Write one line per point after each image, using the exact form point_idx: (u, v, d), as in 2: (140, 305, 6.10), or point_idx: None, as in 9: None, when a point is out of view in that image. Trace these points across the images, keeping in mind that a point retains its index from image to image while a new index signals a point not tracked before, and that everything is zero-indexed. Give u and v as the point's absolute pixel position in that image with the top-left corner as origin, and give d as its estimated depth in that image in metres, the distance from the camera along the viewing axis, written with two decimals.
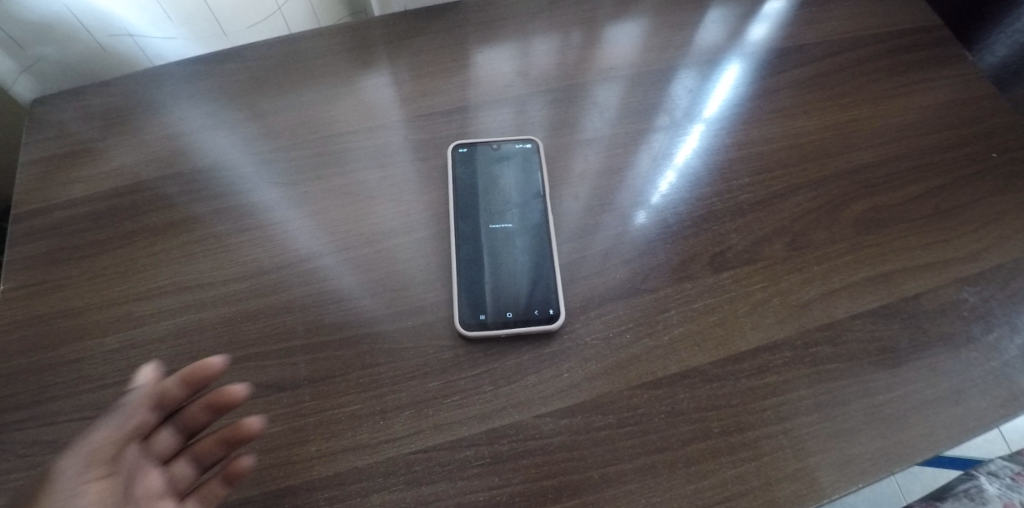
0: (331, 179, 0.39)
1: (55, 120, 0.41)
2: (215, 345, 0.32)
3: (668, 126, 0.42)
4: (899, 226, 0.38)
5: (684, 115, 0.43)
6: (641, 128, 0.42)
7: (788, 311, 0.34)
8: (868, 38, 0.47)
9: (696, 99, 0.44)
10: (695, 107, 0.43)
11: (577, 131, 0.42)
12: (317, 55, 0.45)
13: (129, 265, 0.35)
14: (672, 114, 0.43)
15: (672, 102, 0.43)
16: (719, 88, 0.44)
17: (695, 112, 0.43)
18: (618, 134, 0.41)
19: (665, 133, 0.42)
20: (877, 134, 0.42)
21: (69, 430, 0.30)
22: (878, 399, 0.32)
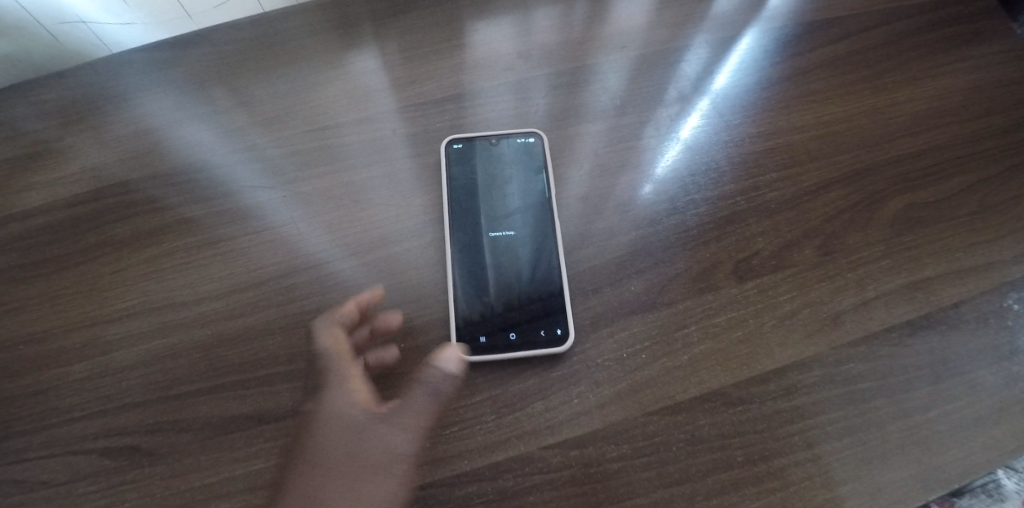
0: (314, 180, 0.35)
1: (9, 117, 0.37)
2: (193, 373, 0.29)
3: (683, 112, 0.38)
4: (939, 224, 0.34)
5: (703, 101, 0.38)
6: (657, 116, 0.38)
7: (818, 324, 0.31)
8: (907, 9, 0.42)
9: (712, 81, 0.40)
10: (711, 90, 0.39)
11: (582, 118, 0.38)
12: (296, 36, 0.41)
13: (96, 284, 0.32)
14: (690, 100, 0.39)
15: (689, 87, 0.39)
16: (741, 68, 0.40)
17: (711, 95, 0.39)
18: (627, 121, 0.38)
19: (683, 121, 0.38)
20: (918, 120, 0.38)
21: (34, 470, 0.27)
22: (914, 420, 0.30)
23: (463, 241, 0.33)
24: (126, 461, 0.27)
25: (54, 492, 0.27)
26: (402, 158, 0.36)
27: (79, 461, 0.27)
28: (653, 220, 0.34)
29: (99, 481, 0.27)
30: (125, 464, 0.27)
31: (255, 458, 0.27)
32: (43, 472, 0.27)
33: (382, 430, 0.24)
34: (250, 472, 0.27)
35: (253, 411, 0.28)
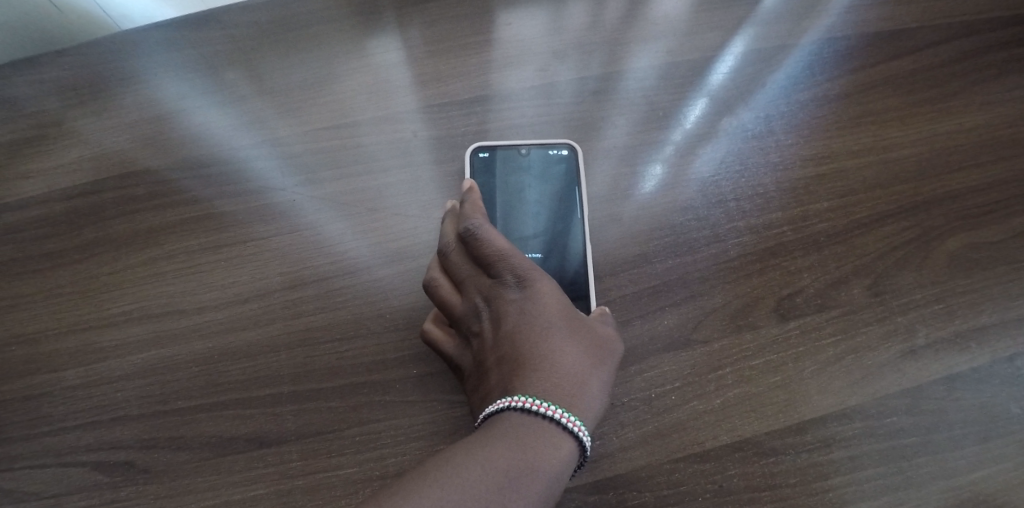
0: (330, 182, 0.33)
1: (9, 95, 0.35)
2: (192, 387, 0.28)
3: (723, 127, 0.35)
4: (1000, 267, 0.32)
5: (752, 118, 0.36)
6: (701, 132, 0.35)
7: (862, 371, 0.29)
8: (980, 23, 0.39)
9: (759, 94, 0.36)
10: (756, 104, 0.36)
11: (613, 127, 0.35)
12: (314, 20, 0.38)
13: (93, 284, 0.30)
14: (737, 117, 0.36)
15: (737, 101, 0.36)
16: (793, 83, 0.37)
17: (757, 110, 0.36)
18: (661, 132, 0.35)
19: (728, 140, 0.35)
20: (983, 149, 0.35)
21: (23, 481, 0.26)
22: (960, 481, 0.27)
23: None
24: (121, 477, 0.26)
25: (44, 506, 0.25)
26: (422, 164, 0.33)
27: (70, 474, 0.26)
28: (686, 250, 0.31)
29: (90, 497, 0.25)
30: (119, 481, 0.26)
31: (254, 484, 0.25)
32: (34, 482, 0.26)
33: (604, 331, 0.25)
34: (249, 498, 0.25)
35: (254, 432, 0.26)
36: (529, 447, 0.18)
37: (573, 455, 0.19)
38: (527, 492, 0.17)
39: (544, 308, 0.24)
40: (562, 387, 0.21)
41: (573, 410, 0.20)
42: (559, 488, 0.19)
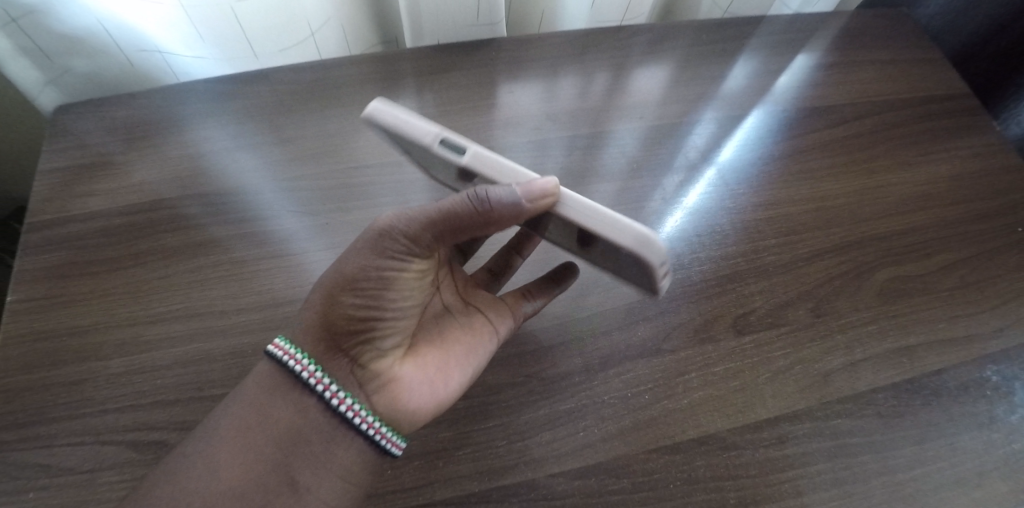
0: (349, 212, 0.39)
1: (82, 131, 0.41)
2: (225, 377, 0.31)
3: (697, 184, 0.42)
4: (923, 296, 0.38)
5: (703, 163, 0.43)
6: (665, 179, 0.42)
7: (810, 380, 0.33)
8: (896, 102, 0.48)
9: (722, 160, 0.44)
10: (721, 168, 0.43)
11: (600, 181, 0.42)
12: (348, 82, 0.46)
13: (142, 286, 0.34)
14: (695, 166, 0.43)
15: (694, 154, 0.44)
16: (742, 143, 0.45)
17: (713, 164, 0.43)
18: (640, 186, 0.42)
19: (685, 182, 0.42)
20: (903, 201, 0.42)
21: (63, 456, 0.29)
22: (899, 477, 0.31)
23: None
24: (153, 455, 0.29)
25: (79, 480, 0.28)
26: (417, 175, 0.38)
27: (107, 451, 0.29)
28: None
29: (125, 472, 0.28)
30: (152, 458, 0.29)
31: None
32: (69, 459, 0.28)
33: (381, 246, 0.28)
34: None
35: None
36: (243, 416, 0.26)
37: (300, 394, 0.27)
38: (255, 443, 0.26)
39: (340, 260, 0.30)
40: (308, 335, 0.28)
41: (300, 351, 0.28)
42: (286, 422, 0.26)
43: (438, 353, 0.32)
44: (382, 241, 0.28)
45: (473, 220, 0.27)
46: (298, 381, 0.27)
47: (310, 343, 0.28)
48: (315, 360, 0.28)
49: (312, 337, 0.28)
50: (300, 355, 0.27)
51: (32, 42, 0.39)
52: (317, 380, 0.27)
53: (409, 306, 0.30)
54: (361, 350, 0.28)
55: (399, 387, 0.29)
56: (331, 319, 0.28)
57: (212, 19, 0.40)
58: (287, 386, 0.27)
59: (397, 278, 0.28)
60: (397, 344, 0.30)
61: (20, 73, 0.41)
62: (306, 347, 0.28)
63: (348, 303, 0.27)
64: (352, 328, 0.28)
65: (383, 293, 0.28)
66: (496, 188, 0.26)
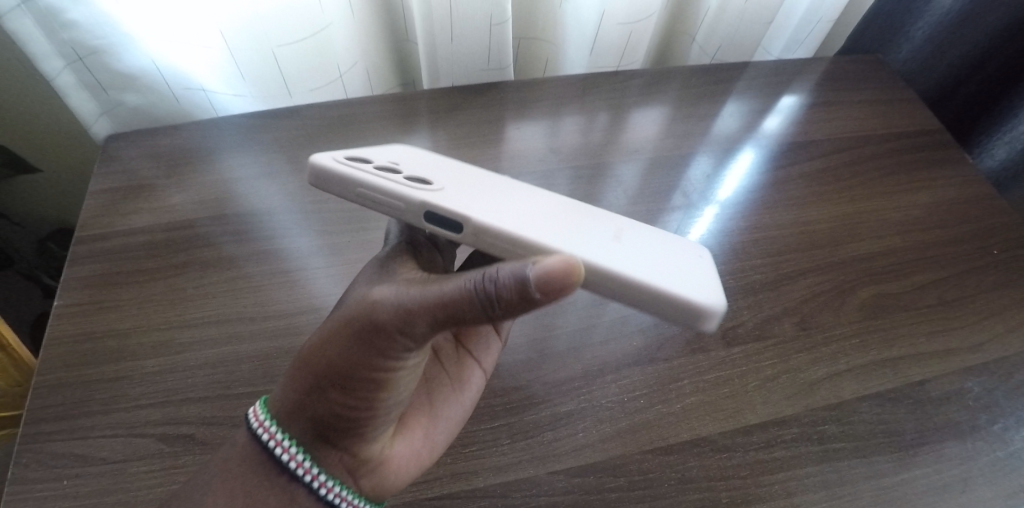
0: (362, 233, 0.42)
1: (127, 157, 0.45)
2: (250, 377, 0.34)
3: (698, 221, 0.44)
4: (903, 313, 0.40)
5: (699, 196, 0.46)
6: (661, 207, 0.45)
7: (797, 388, 0.35)
8: (873, 137, 0.52)
9: (722, 198, 0.46)
10: (720, 204, 0.46)
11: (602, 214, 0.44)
12: (368, 118, 0.50)
13: (179, 294, 0.37)
14: (689, 197, 0.46)
15: (690, 185, 0.47)
16: (733, 176, 0.48)
17: (708, 198, 0.46)
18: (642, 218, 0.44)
19: (682, 213, 0.45)
20: (882, 226, 0.45)
21: (98, 447, 0.31)
22: (885, 481, 0.32)
23: (489, 183, 0.31)
24: (180, 447, 0.31)
25: (111, 469, 0.30)
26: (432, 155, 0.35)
27: (139, 443, 0.31)
28: None
29: (154, 462, 0.30)
30: (179, 450, 0.31)
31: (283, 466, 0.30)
32: (103, 449, 0.31)
33: (374, 334, 0.22)
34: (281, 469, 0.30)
35: None
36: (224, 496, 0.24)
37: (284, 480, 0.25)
38: None
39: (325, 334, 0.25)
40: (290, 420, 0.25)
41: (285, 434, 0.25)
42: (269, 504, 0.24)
43: (429, 423, 0.31)
44: (378, 330, 0.22)
45: (480, 317, 0.21)
46: (282, 469, 0.25)
47: (297, 428, 0.25)
48: (303, 445, 0.25)
49: (299, 423, 0.25)
50: (287, 443, 0.25)
51: (92, 76, 0.43)
52: (305, 471, 0.25)
53: (407, 388, 0.27)
54: (351, 441, 0.26)
55: (390, 469, 0.27)
56: (320, 412, 0.25)
57: (257, 61, 0.46)
58: (270, 472, 0.25)
59: (399, 370, 0.24)
60: (388, 426, 0.28)
61: (80, 105, 0.44)
62: (293, 431, 0.25)
63: (342, 399, 0.24)
64: (343, 421, 0.25)
65: (381, 386, 0.24)
66: (507, 277, 0.20)
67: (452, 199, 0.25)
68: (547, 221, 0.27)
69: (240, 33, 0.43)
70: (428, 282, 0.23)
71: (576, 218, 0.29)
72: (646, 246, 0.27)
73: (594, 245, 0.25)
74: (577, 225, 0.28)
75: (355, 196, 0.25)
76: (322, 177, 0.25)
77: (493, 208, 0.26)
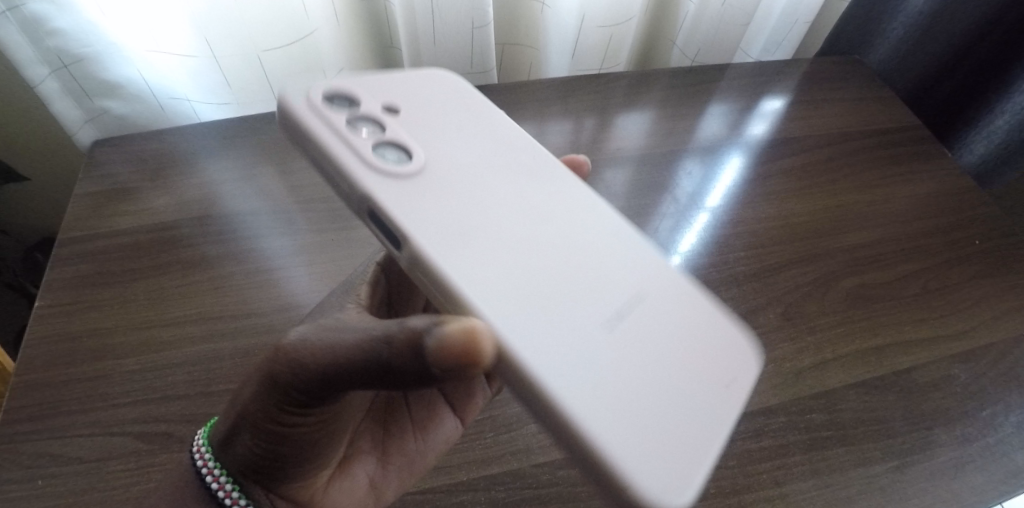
0: (344, 231, 0.42)
1: (109, 161, 0.45)
2: (230, 374, 0.33)
3: (690, 229, 0.44)
4: (888, 302, 0.40)
5: (688, 202, 0.45)
6: (649, 211, 0.44)
7: (783, 377, 0.35)
8: (854, 133, 0.53)
9: (711, 203, 0.46)
10: (710, 211, 0.45)
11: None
12: None
13: (160, 293, 0.37)
14: (678, 201, 0.45)
15: (677, 189, 0.46)
16: (721, 179, 0.48)
17: (701, 206, 0.45)
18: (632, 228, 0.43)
19: (673, 219, 0.44)
20: (864, 218, 0.46)
21: (73, 446, 0.30)
22: (875, 469, 0.32)
23: (502, 180, 0.28)
24: (157, 445, 0.30)
25: (85, 469, 0.29)
26: (478, 122, 0.31)
27: (115, 442, 0.30)
28: None
29: (129, 461, 0.30)
30: (156, 448, 0.30)
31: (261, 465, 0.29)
32: (78, 449, 0.30)
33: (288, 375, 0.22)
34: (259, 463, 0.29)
35: None
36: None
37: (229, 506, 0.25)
38: None
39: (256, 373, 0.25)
40: (223, 453, 0.25)
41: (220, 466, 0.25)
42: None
43: (371, 467, 0.33)
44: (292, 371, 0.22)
45: (374, 380, 0.19)
46: (209, 497, 0.25)
47: (232, 460, 0.25)
48: (233, 474, 0.26)
49: (230, 456, 0.25)
50: (219, 473, 0.25)
51: (78, 85, 0.43)
52: (232, 501, 0.25)
53: (338, 434, 0.29)
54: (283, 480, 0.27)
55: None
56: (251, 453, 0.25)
57: (243, 67, 0.47)
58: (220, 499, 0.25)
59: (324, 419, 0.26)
60: (323, 468, 0.30)
61: (64, 110, 0.44)
62: (225, 462, 0.25)
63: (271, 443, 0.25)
64: (269, 463, 0.26)
65: (305, 435, 0.25)
66: (404, 341, 0.18)
67: (391, 197, 0.24)
68: (537, 275, 0.24)
69: (225, 37, 0.44)
70: (343, 324, 0.22)
71: (584, 274, 0.25)
72: (643, 340, 0.23)
73: (558, 337, 0.22)
74: (571, 288, 0.24)
75: (313, 153, 0.26)
76: (290, 124, 0.26)
77: (462, 230, 0.24)
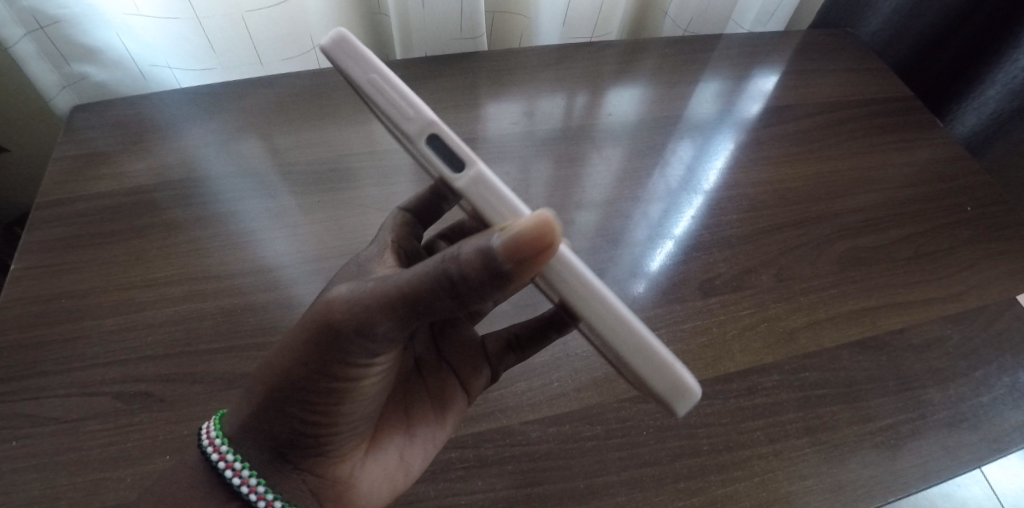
0: (327, 196, 0.40)
1: (85, 125, 0.44)
2: (212, 334, 0.33)
3: (683, 209, 0.42)
4: (880, 265, 0.40)
5: (682, 183, 0.44)
6: (640, 190, 0.43)
7: (776, 336, 0.35)
8: (847, 102, 0.52)
9: (705, 182, 0.44)
10: (704, 193, 0.43)
11: (581, 208, 0.41)
12: (341, 86, 0.48)
13: (140, 256, 0.36)
14: (670, 181, 0.44)
15: (670, 167, 0.45)
16: (716, 156, 0.46)
17: (695, 189, 0.44)
18: (620, 212, 0.41)
19: (665, 200, 0.42)
20: (859, 183, 0.45)
21: (50, 407, 0.29)
22: (869, 426, 0.32)
23: None
24: (137, 404, 0.30)
25: (62, 428, 0.29)
26: None
27: (93, 402, 0.30)
28: (629, 281, 0.37)
29: (107, 420, 0.29)
30: (135, 407, 0.29)
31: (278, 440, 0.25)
32: (54, 410, 0.29)
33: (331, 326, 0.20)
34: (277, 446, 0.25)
35: None
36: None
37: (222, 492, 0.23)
38: None
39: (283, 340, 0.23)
40: (240, 435, 0.23)
41: (235, 449, 0.23)
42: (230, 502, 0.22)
43: (401, 439, 0.29)
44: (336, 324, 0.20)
45: (441, 304, 0.19)
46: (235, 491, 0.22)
47: (251, 442, 0.23)
48: (254, 463, 0.23)
49: (256, 440, 0.23)
50: (235, 461, 0.22)
51: (55, 48, 0.42)
52: (258, 498, 0.22)
53: (374, 398, 0.26)
54: (313, 456, 0.24)
55: (354, 487, 0.26)
56: (276, 429, 0.23)
57: (226, 32, 0.45)
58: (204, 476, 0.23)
59: (364, 375, 0.22)
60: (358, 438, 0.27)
61: (41, 74, 0.43)
62: (245, 449, 0.23)
63: (303, 410, 0.22)
64: (306, 434, 0.23)
65: (345, 394, 0.23)
66: (472, 253, 0.18)
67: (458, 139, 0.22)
68: None
69: (209, 0, 0.42)
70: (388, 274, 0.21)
71: None
72: None
73: None
74: None
75: (365, 81, 0.20)
76: (343, 41, 0.20)
77: None
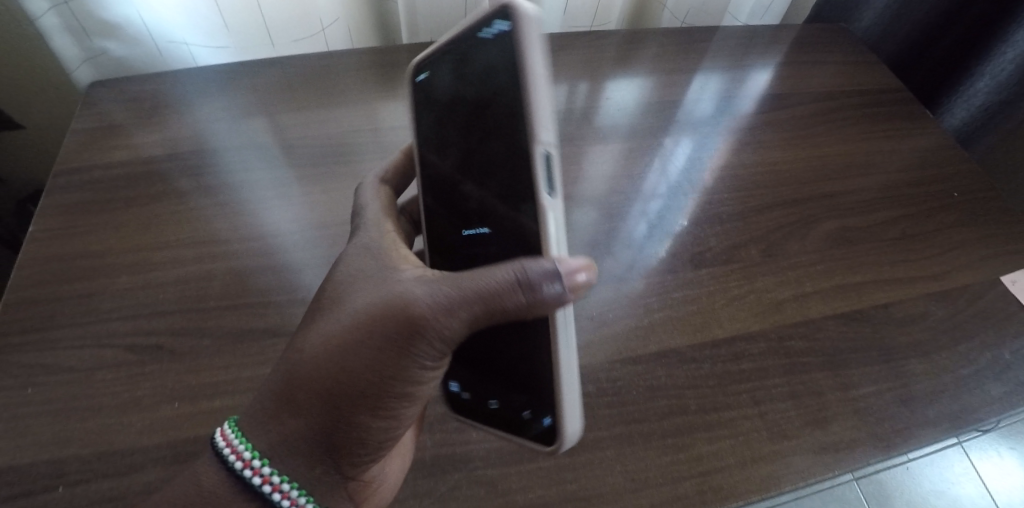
0: (332, 170, 0.42)
1: (103, 98, 0.45)
2: (221, 293, 0.34)
3: (677, 198, 0.43)
4: (867, 244, 0.41)
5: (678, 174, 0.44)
6: (637, 177, 0.44)
7: (763, 307, 0.36)
8: (839, 92, 0.54)
9: (701, 170, 0.45)
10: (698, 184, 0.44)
11: (580, 190, 0.42)
12: (348, 69, 0.50)
13: (153, 220, 0.37)
14: (667, 171, 0.44)
15: (667, 158, 0.45)
16: (712, 148, 0.47)
17: (690, 181, 0.44)
18: (618, 205, 0.42)
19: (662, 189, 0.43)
20: (848, 168, 0.47)
21: (65, 357, 0.31)
22: (852, 393, 0.33)
23: None
24: (148, 356, 0.31)
25: (77, 377, 0.30)
26: None
27: (106, 353, 0.31)
28: (625, 260, 0.38)
29: (120, 370, 0.30)
30: (147, 359, 0.31)
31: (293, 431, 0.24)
32: (69, 360, 0.30)
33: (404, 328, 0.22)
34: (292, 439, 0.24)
35: (270, 326, 0.33)
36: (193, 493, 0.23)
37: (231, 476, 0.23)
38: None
39: (338, 339, 0.23)
40: (268, 437, 0.23)
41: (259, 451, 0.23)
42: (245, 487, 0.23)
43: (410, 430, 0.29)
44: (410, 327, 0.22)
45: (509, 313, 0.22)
46: (252, 492, 0.23)
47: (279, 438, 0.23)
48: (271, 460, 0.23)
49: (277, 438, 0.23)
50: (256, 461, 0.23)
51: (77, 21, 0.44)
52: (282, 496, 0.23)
53: None
54: (352, 456, 0.24)
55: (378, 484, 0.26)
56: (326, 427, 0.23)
57: (241, 11, 0.47)
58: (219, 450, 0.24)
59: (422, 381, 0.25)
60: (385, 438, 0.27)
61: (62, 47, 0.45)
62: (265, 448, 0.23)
63: (361, 408, 0.23)
64: (351, 432, 0.24)
65: (401, 396, 0.24)
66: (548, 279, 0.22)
67: None
68: None
69: None
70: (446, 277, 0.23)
71: None
72: None
73: None
74: None
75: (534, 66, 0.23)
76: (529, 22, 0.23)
77: None
